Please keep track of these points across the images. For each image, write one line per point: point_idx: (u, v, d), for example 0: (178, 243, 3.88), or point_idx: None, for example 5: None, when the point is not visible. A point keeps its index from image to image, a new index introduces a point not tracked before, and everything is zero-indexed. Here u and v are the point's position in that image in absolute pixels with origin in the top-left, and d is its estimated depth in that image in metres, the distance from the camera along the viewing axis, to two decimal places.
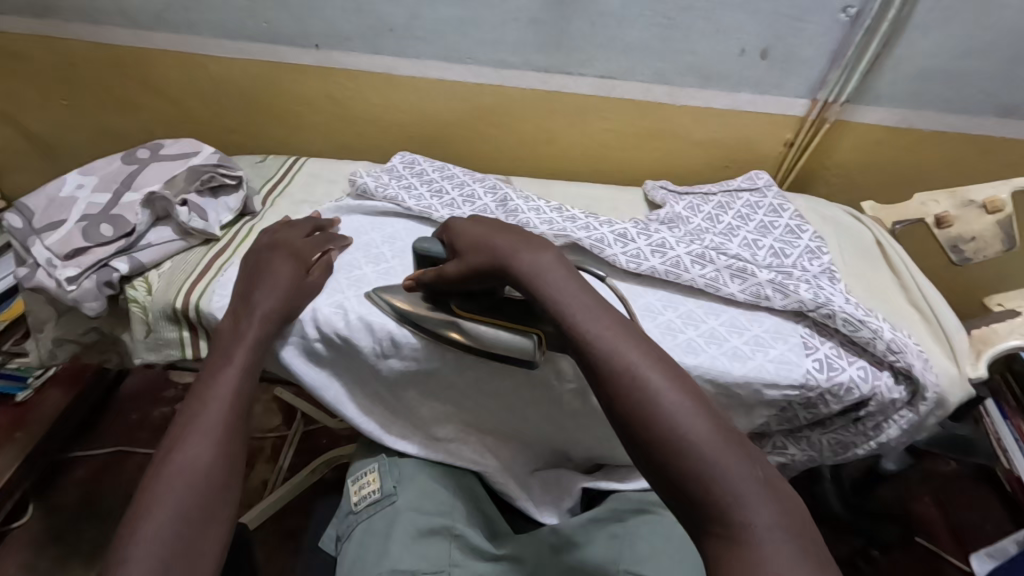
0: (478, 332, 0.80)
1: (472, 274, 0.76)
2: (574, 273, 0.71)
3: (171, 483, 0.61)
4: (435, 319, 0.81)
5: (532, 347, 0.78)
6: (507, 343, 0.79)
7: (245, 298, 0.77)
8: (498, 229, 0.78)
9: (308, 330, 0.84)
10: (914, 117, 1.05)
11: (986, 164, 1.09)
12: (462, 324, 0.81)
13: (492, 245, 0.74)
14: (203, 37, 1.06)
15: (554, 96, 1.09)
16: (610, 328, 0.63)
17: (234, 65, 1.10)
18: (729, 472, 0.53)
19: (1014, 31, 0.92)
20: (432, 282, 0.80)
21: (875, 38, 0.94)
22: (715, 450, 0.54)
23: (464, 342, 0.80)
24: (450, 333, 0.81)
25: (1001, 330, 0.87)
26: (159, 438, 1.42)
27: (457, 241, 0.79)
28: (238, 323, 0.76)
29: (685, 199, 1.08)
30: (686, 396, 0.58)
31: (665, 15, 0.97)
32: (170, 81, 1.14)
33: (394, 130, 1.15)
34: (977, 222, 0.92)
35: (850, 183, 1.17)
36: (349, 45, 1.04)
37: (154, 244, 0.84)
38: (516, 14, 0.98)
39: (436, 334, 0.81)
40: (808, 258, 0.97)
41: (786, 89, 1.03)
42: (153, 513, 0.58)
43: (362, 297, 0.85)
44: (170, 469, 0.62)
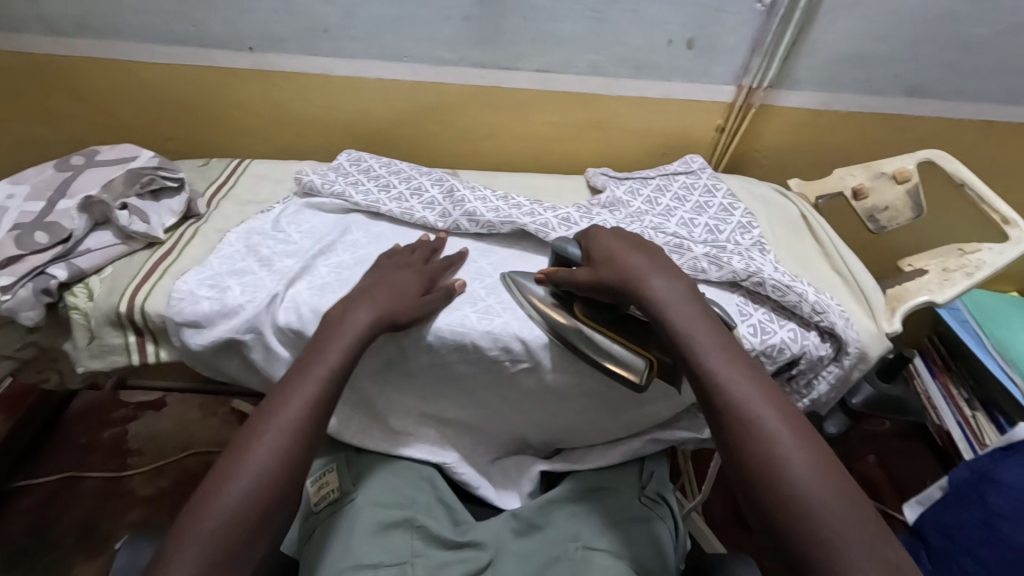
0: (602, 343, 0.81)
1: (615, 280, 0.79)
2: (705, 303, 0.77)
3: (230, 491, 0.64)
4: (561, 320, 0.83)
5: (642, 368, 0.79)
6: (632, 359, 0.80)
7: (395, 308, 0.79)
8: (646, 250, 0.83)
9: (257, 332, 0.78)
10: (832, 100, 1.29)
11: (872, 145, 1.37)
12: (586, 329, 0.82)
13: (629, 266, 0.79)
14: (133, 43, 1.14)
15: (491, 90, 1.23)
16: (724, 355, 0.70)
17: (167, 70, 1.18)
18: (835, 511, 0.59)
19: (883, 29, 1.16)
20: (571, 279, 0.82)
21: (790, 25, 1.15)
22: (835, 494, 0.60)
23: (588, 349, 0.81)
24: (576, 338, 0.82)
25: (912, 287, 0.96)
26: (112, 462, 1.56)
27: (603, 247, 0.83)
28: (353, 324, 0.76)
29: (626, 183, 1.13)
30: (809, 437, 0.64)
31: (593, 9, 1.11)
32: (97, 87, 1.21)
33: (339, 130, 1.28)
34: (890, 191, 1.11)
35: (777, 163, 1.42)
36: (286, 47, 1.15)
37: (93, 249, 0.84)
38: (450, 12, 1.10)
39: (561, 334, 0.83)
40: (739, 232, 1.05)
41: (712, 76, 1.23)
42: (205, 519, 0.62)
43: (315, 290, 0.82)
44: (232, 480, 0.64)
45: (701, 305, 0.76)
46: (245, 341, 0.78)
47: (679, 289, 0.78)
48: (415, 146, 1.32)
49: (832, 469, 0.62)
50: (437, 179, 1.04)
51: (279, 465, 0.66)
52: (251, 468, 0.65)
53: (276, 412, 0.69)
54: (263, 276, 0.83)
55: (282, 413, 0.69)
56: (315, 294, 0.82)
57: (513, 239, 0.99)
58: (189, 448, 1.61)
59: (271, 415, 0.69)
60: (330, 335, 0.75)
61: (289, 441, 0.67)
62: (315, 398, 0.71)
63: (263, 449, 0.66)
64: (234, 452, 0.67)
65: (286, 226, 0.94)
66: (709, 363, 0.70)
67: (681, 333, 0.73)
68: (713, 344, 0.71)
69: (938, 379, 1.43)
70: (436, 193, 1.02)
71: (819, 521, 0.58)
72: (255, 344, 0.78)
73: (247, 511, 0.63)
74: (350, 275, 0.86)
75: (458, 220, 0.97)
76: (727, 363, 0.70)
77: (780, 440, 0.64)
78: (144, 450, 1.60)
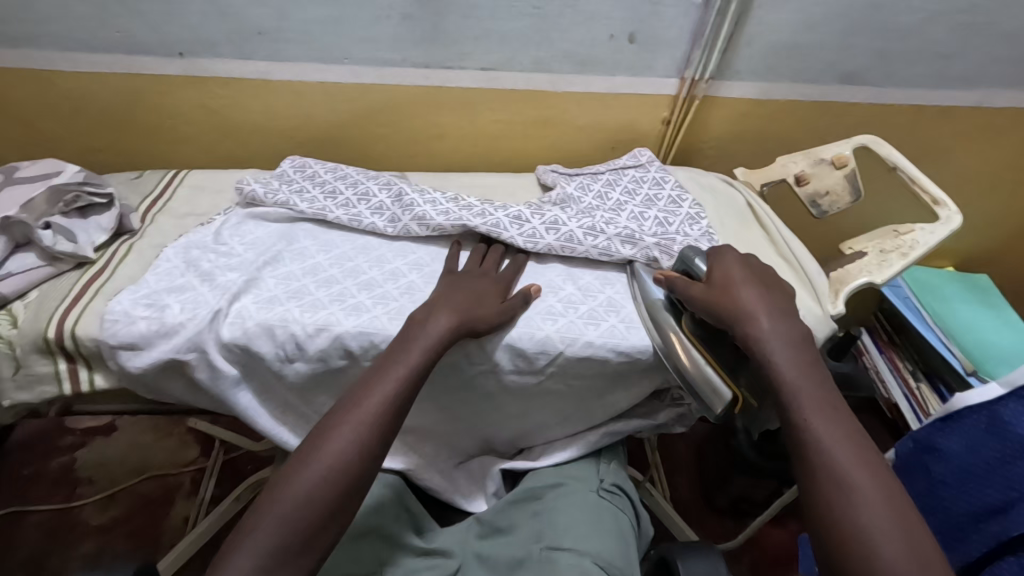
0: (693, 359, 0.80)
1: (723, 309, 0.80)
2: (810, 348, 0.77)
3: (287, 509, 0.65)
4: (664, 326, 0.84)
5: (724, 398, 0.76)
6: (713, 377, 0.78)
7: (473, 317, 0.81)
8: (762, 279, 0.84)
9: (200, 350, 0.75)
10: (770, 90, 1.31)
11: (813, 134, 1.41)
12: (683, 340, 0.82)
13: (739, 294, 0.81)
14: (51, 52, 1.08)
15: (438, 90, 1.20)
16: (829, 410, 0.71)
17: (91, 79, 1.12)
18: (899, 542, 0.60)
19: (814, 20, 1.20)
20: (684, 290, 0.84)
21: (726, 20, 1.15)
22: (897, 522, 0.62)
23: (677, 357, 0.81)
24: (669, 347, 0.83)
25: (853, 270, 0.99)
26: (60, 493, 1.48)
27: (727, 272, 0.84)
28: (435, 329, 0.78)
29: (575, 180, 1.11)
30: (883, 477, 0.65)
31: (533, 6, 1.10)
32: (17, 100, 1.14)
33: (281, 135, 1.23)
34: (830, 177, 1.13)
35: (723, 154, 1.44)
36: (216, 51, 1.10)
37: (15, 273, 0.80)
38: (388, 12, 1.07)
39: (660, 340, 0.84)
40: (689, 224, 1.03)
41: (658, 69, 1.23)
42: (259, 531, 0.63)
43: (260, 304, 0.79)
44: (292, 497, 0.65)
45: (799, 341, 0.77)
46: (188, 361, 0.75)
47: (782, 324, 0.78)
48: (363, 149, 1.29)
49: (914, 526, 0.62)
50: (382, 184, 1.01)
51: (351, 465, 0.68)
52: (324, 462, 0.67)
53: (352, 410, 0.71)
54: (203, 291, 0.79)
55: (358, 412, 0.70)
56: (260, 307, 0.79)
57: (466, 240, 0.98)
58: (145, 471, 1.55)
59: (348, 413, 0.70)
60: (408, 342, 0.77)
61: (363, 439, 0.69)
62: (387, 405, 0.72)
63: (338, 443, 0.68)
64: (311, 443, 0.69)
65: (228, 239, 0.90)
66: (795, 386, 0.73)
67: (771, 362, 0.75)
68: (802, 376, 0.73)
69: (886, 355, 1.49)
70: (384, 197, 0.99)
71: (881, 549, 0.60)
72: (198, 361, 0.76)
73: (315, 504, 0.65)
74: (298, 284, 0.84)
75: (406, 225, 0.95)
76: (815, 395, 0.72)
77: (849, 466, 0.66)
78: (95, 478, 1.52)
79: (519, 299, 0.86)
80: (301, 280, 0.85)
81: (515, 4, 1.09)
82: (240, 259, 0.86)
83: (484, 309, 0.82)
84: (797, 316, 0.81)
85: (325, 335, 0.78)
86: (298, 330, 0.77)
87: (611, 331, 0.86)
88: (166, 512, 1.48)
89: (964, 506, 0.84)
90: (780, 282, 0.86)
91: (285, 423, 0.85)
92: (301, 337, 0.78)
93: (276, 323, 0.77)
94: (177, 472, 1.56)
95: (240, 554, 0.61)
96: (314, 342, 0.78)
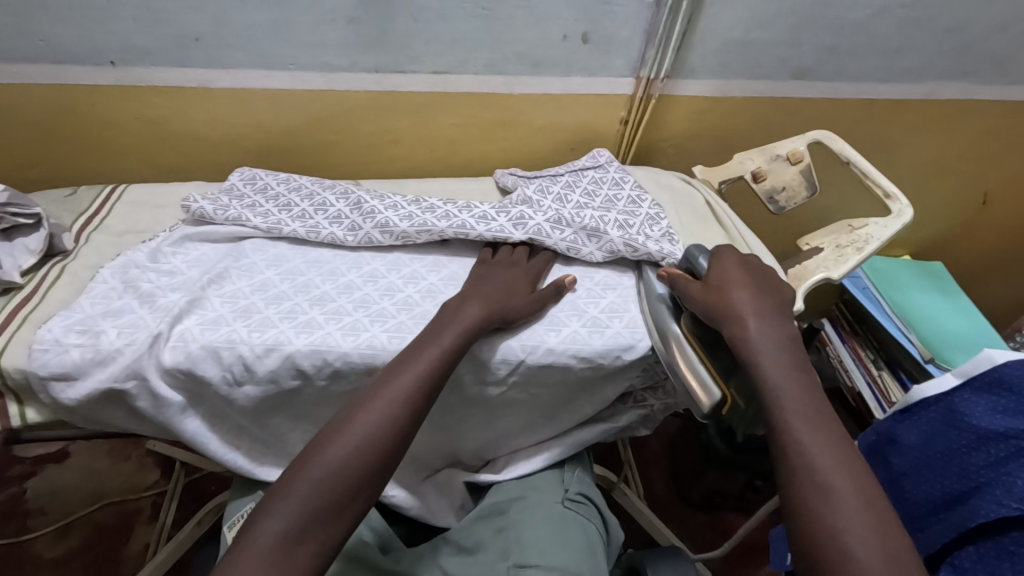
0: (688, 356, 0.80)
1: (717, 305, 0.82)
2: (797, 347, 0.79)
3: (312, 474, 0.65)
4: (663, 318, 0.86)
5: (714, 399, 0.75)
6: (705, 377, 0.77)
7: (501, 309, 0.83)
8: (756, 281, 0.85)
9: (139, 377, 0.72)
10: (726, 87, 1.32)
11: (769, 131, 1.43)
12: (681, 336, 0.83)
13: (733, 291, 0.83)
14: None
15: (391, 95, 1.18)
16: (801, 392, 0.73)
17: (18, 91, 1.07)
18: (869, 528, 0.61)
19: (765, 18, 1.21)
20: (683, 288, 0.86)
21: (678, 18, 1.15)
22: (867, 511, 0.63)
23: (671, 350, 0.82)
24: (667, 338, 0.84)
25: (812, 266, 1.00)
26: (10, 526, 1.40)
27: (723, 273, 0.86)
28: (462, 320, 0.80)
29: (535, 182, 1.08)
30: (864, 483, 0.65)
31: (483, 7, 1.08)
32: None
33: (229, 145, 1.20)
34: (786, 173, 1.14)
35: (685, 153, 1.45)
36: (153, 59, 1.06)
37: None
38: (332, 15, 1.05)
39: (656, 330, 0.86)
40: (649, 224, 1.02)
41: (614, 69, 1.23)
42: (284, 498, 0.64)
43: (204, 325, 0.76)
44: (315, 466, 0.66)
45: (784, 340, 0.78)
46: (127, 390, 0.72)
47: (769, 323, 0.80)
48: (317, 157, 1.26)
49: (879, 509, 0.63)
50: (341, 191, 0.99)
51: (372, 449, 0.68)
52: (348, 445, 0.68)
53: (378, 396, 0.71)
54: (142, 315, 0.77)
55: (384, 398, 0.71)
56: (204, 329, 0.76)
57: (424, 249, 0.96)
58: (101, 499, 1.48)
59: (375, 399, 0.71)
60: (436, 334, 0.78)
61: (388, 425, 0.70)
62: (412, 395, 0.72)
63: (364, 425, 0.69)
64: (337, 424, 0.70)
65: (168, 257, 0.87)
66: (775, 382, 0.74)
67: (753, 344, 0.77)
68: (785, 368, 0.75)
69: (848, 344, 1.51)
70: (340, 206, 0.96)
71: (852, 538, 0.61)
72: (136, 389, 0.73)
73: (337, 484, 0.66)
74: (247, 301, 0.81)
75: (368, 229, 0.92)
76: (796, 396, 0.72)
77: (827, 471, 0.66)
78: (47, 509, 1.44)
79: (552, 292, 0.89)
80: (250, 297, 0.82)
81: (464, 5, 1.07)
82: (183, 279, 0.83)
83: (518, 299, 0.85)
84: (787, 320, 0.82)
85: (275, 355, 0.75)
86: (245, 351, 0.75)
87: (574, 337, 0.85)
88: (125, 540, 1.42)
89: (925, 497, 0.86)
90: (776, 283, 0.88)
91: (240, 447, 0.82)
92: (248, 357, 0.75)
93: (220, 344, 0.74)
94: (136, 497, 1.49)
95: (266, 521, 0.62)
96: (264, 361, 0.75)
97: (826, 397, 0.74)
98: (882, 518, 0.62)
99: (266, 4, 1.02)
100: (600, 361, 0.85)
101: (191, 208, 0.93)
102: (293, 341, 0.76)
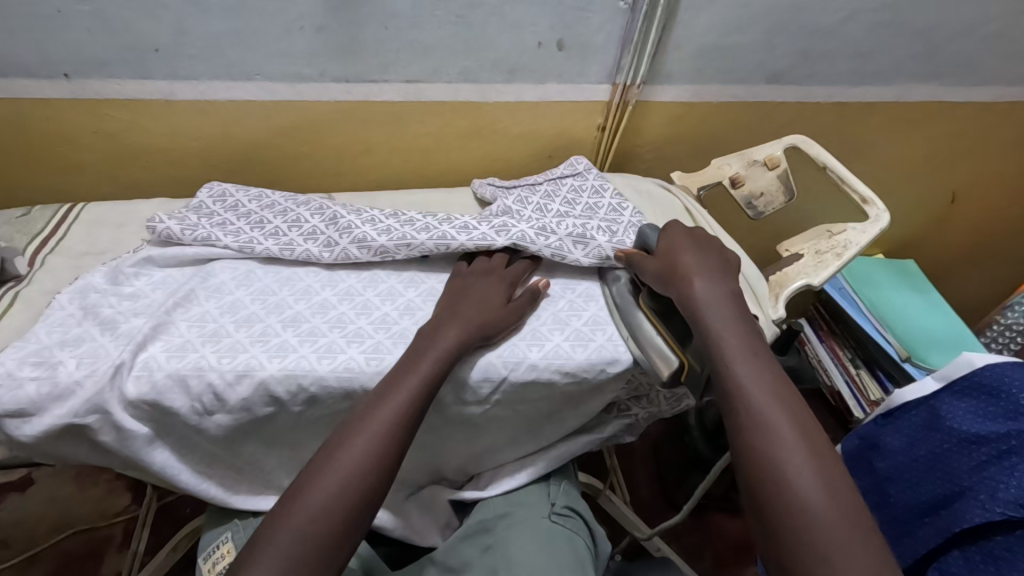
0: (646, 327, 0.85)
1: (667, 269, 0.87)
2: (738, 306, 0.82)
3: (298, 514, 0.63)
4: (622, 295, 0.91)
5: (674, 365, 0.80)
6: (663, 347, 0.82)
7: (482, 326, 0.83)
8: (701, 244, 0.90)
9: (103, 409, 0.70)
10: (701, 91, 1.34)
11: (742, 134, 1.47)
12: (641, 311, 0.88)
13: (680, 258, 0.87)
14: None
15: (362, 105, 1.18)
16: (750, 356, 0.75)
17: None
18: (821, 482, 0.63)
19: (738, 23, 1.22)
20: (640, 263, 0.90)
21: (654, 23, 1.15)
22: (813, 459, 0.65)
23: (630, 325, 0.87)
24: (626, 312, 0.88)
25: (793, 271, 1.02)
26: None
27: (672, 247, 0.90)
28: (443, 335, 0.81)
29: (514, 193, 1.11)
30: (813, 439, 0.67)
31: (456, 13, 1.07)
32: None
33: (197, 158, 1.18)
34: (764, 178, 1.19)
35: (661, 158, 1.47)
36: (109, 71, 1.02)
37: None
38: (300, 23, 1.03)
39: (617, 307, 0.90)
40: (633, 231, 1.03)
41: (589, 75, 1.24)
42: (270, 541, 0.62)
43: (168, 353, 0.76)
44: (300, 504, 0.64)
45: (726, 301, 0.82)
46: (88, 424, 0.70)
47: (711, 287, 0.83)
48: (289, 165, 1.25)
49: (830, 465, 0.65)
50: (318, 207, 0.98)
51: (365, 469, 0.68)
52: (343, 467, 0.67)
53: (370, 418, 0.71)
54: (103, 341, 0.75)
55: (377, 420, 0.71)
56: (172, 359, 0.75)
57: (400, 265, 0.95)
58: (67, 528, 1.41)
59: (365, 420, 0.71)
60: (421, 355, 0.78)
61: (373, 456, 0.68)
62: (403, 411, 0.72)
63: (357, 448, 0.69)
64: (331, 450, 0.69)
65: (129, 280, 0.85)
66: (722, 335, 0.78)
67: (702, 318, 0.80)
68: (731, 333, 0.78)
69: (826, 343, 1.56)
70: (317, 226, 0.95)
71: (802, 487, 0.63)
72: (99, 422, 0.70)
73: (335, 508, 0.64)
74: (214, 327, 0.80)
75: (346, 245, 0.91)
76: (736, 346, 0.76)
77: (778, 430, 0.68)
78: (10, 540, 1.38)
79: (528, 297, 0.89)
80: (217, 324, 0.81)
81: (436, 12, 1.07)
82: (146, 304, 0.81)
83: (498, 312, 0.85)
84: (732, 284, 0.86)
85: (247, 382, 0.75)
86: (215, 379, 0.74)
87: (556, 352, 0.84)
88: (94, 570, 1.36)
89: (912, 502, 0.89)
90: (724, 251, 0.91)
91: (213, 477, 0.82)
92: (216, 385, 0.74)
93: (188, 373, 0.74)
94: (107, 524, 1.44)
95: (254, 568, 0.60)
96: (229, 390, 0.75)
97: (774, 358, 0.76)
98: (819, 453, 0.66)
99: (230, 12, 0.99)
100: (584, 374, 0.85)
101: (158, 231, 0.90)
102: (265, 367, 0.76)
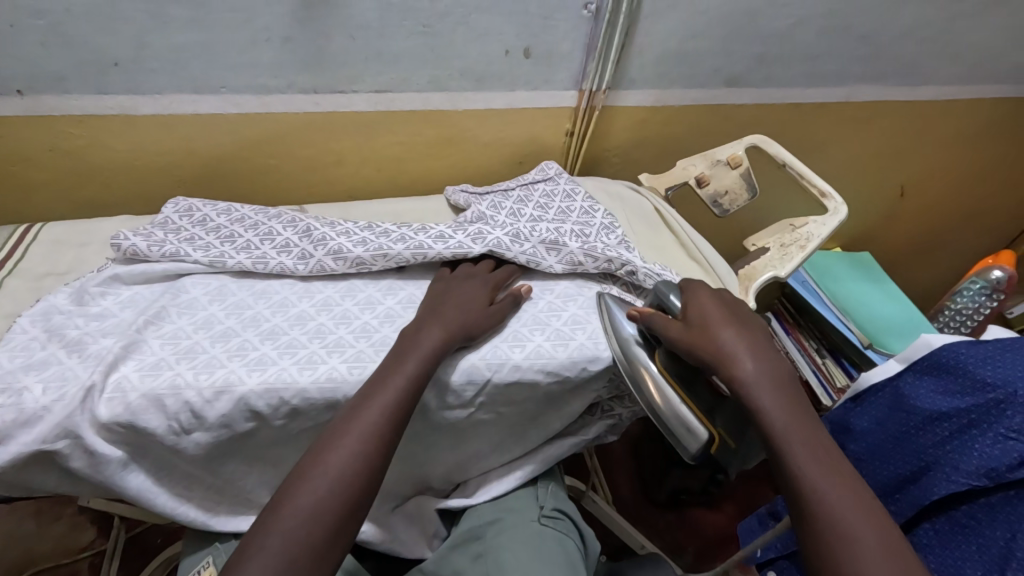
0: (676, 407, 0.79)
1: (703, 348, 0.79)
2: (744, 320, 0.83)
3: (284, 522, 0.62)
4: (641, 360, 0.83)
5: (703, 443, 0.78)
6: (690, 420, 0.78)
7: (467, 326, 0.83)
8: (731, 310, 0.84)
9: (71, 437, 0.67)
10: (664, 96, 1.35)
11: (706, 136, 1.48)
12: (665, 383, 0.81)
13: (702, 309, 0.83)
14: None
15: (332, 116, 1.16)
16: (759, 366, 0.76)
17: None
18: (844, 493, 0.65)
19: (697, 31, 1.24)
20: (663, 327, 0.82)
21: (616, 29, 1.16)
22: (832, 470, 0.67)
23: (657, 403, 0.80)
24: (647, 385, 0.81)
25: (760, 266, 1.07)
26: None
27: (703, 310, 0.83)
28: (427, 336, 0.80)
29: (487, 199, 1.11)
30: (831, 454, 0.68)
31: (423, 23, 1.07)
32: None
33: (161, 172, 1.15)
34: (727, 176, 1.19)
35: (628, 161, 1.48)
36: (66, 86, 0.99)
37: None
38: (265, 35, 1.00)
39: (634, 374, 0.83)
40: (605, 234, 1.05)
41: (555, 83, 1.24)
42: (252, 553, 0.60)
43: (141, 371, 0.73)
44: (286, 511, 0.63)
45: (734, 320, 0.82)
46: (58, 450, 0.67)
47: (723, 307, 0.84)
48: (257, 178, 1.22)
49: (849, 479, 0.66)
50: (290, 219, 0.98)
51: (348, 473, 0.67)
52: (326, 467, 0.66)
53: (353, 420, 0.70)
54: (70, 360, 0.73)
55: (359, 422, 0.70)
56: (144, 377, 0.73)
57: (375, 275, 0.94)
58: (29, 569, 1.33)
59: (346, 423, 0.70)
60: (408, 357, 0.77)
61: (364, 456, 0.68)
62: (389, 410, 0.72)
63: (341, 451, 0.68)
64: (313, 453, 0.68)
65: (95, 299, 0.82)
66: (752, 377, 0.75)
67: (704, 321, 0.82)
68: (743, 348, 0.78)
69: (792, 335, 1.63)
70: (290, 238, 0.94)
71: (828, 499, 0.64)
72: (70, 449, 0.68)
73: (324, 510, 0.64)
74: (188, 343, 0.78)
75: (319, 255, 0.90)
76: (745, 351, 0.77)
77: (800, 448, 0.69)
78: None
79: (517, 293, 0.91)
80: (192, 338, 0.79)
81: (403, 22, 1.06)
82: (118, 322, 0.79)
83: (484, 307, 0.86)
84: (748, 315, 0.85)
85: (226, 398, 0.73)
86: (192, 398, 0.72)
87: (538, 351, 0.85)
88: None
89: (878, 481, 0.90)
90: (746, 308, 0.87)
91: (191, 500, 0.80)
92: (191, 402, 0.72)
93: (162, 391, 0.72)
94: (72, 560, 1.37)
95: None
96: (206, 405, 0.73)
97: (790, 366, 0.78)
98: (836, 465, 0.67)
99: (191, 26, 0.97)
100: (566, 373, 0.86)
101: (122, 250, 0.88)
102: (243, 381, 0.74)
